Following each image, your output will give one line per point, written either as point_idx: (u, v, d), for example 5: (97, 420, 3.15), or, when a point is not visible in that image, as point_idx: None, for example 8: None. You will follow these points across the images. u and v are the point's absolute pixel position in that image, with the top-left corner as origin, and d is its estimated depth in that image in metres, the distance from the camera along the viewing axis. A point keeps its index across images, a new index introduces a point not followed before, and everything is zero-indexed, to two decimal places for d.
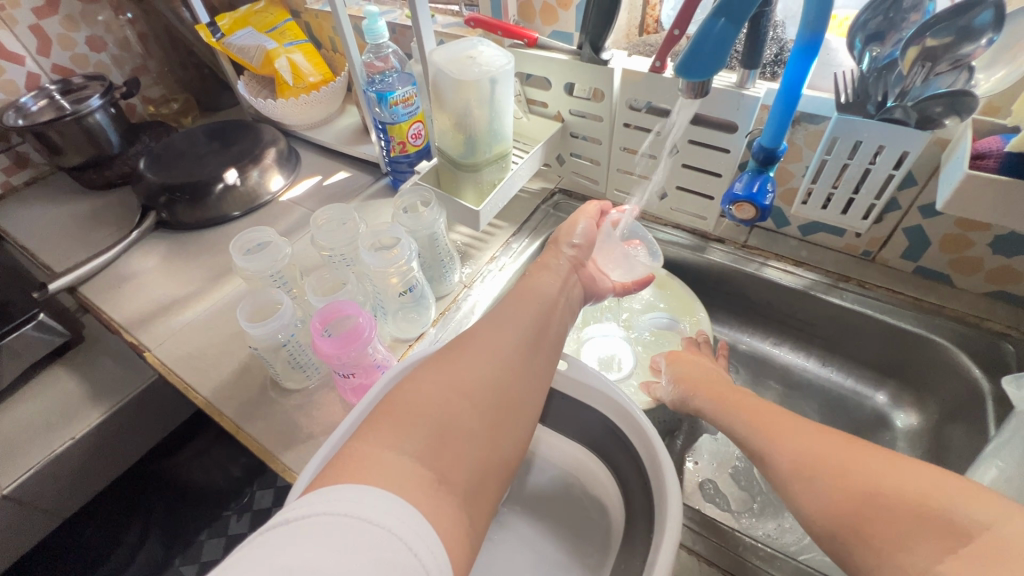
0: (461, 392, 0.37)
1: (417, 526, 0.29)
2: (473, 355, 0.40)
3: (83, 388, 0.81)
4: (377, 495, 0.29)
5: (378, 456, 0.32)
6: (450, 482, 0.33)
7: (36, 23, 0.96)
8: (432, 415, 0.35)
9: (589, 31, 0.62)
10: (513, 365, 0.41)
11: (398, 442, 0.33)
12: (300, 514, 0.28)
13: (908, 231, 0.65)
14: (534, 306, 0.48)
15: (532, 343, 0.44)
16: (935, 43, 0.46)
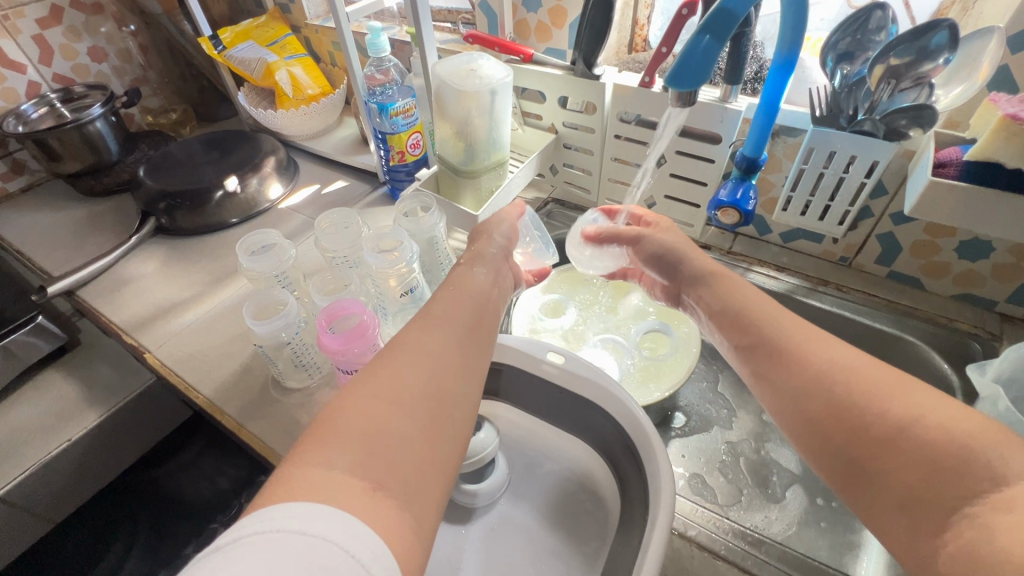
0: (389, 398, 0.36)
1: (356, 530, 0.28)
2: (402, 359, 0.39)
3: (79, 391, 0.80)
4: (308, 509, 0.28)
5: (309, 474, 0.31)
6: (391, 486, 0.32)
7: (39, 33, 0.97)
8: (364, 423, 0.34)
9: (582, 49, 0.66)
10: (445, 365, 0.40)
11: (331, 457, 0.32)
12: (231, 538, 0.27)
13: (880, 237, 0.69)
14: (466, 303, 0.46)
15: (463, 343, 0.42)
16: (898, 62, 0.51)
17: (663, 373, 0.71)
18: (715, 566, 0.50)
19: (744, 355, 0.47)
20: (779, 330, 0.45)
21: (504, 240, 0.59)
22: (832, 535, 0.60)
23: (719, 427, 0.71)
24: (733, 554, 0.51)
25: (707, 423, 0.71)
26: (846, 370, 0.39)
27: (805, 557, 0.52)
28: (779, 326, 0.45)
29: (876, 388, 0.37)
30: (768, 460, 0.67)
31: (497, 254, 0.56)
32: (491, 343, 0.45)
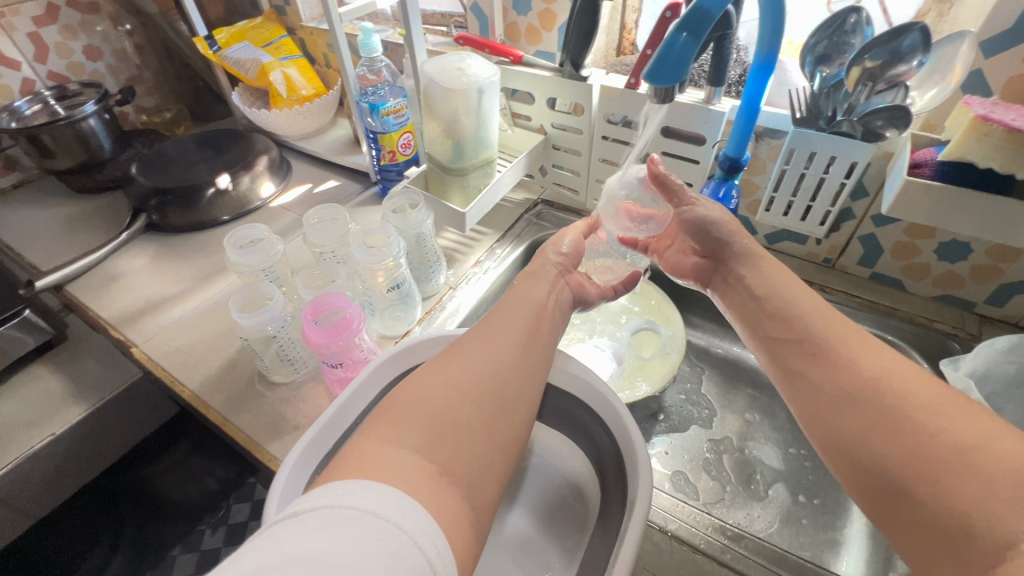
0: (460, 390, 0.37)
1: (423, 519, 0.28)
2: (472, 356, 0.41)
3: (65, 385, 0.80)
4: (382, 488, 0.29)
5: (380, 451, 0.32)
6: (454, 473, 0.33)
7: (34, 31, 0.98)
8: (432, 410, 0.35)
9: (570, 50, 0.67)
10: (510, 363, 0.41)
11: (400, 437, 0.33)
12: (311, 506, 0.27)
13: (862, 239, 0.70)
14: (529, 307, 0.48)
15: (528, 344, 0.44)
16: (873, 64, 0.52)
17: (649, 372, 0.72)
18: (695, 560, 0.51)
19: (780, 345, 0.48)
20: (821, 332, 0.46)
21: (558, 258, 0.59)
22: (814, 533, 0.60)
23: (703, 425, 0.71)
24: (712, 548, 0.51)
25: (692, 421, 0.72)
26: (881, 373, 0.40)
27: (784, 552, 0.52)
28: (818, 327, 0.46)
29: (904, 395, 0.38)
30: (751, 459, 0.67)
31: (551, 272, 0.56)
32: (549, 347, 0.46)
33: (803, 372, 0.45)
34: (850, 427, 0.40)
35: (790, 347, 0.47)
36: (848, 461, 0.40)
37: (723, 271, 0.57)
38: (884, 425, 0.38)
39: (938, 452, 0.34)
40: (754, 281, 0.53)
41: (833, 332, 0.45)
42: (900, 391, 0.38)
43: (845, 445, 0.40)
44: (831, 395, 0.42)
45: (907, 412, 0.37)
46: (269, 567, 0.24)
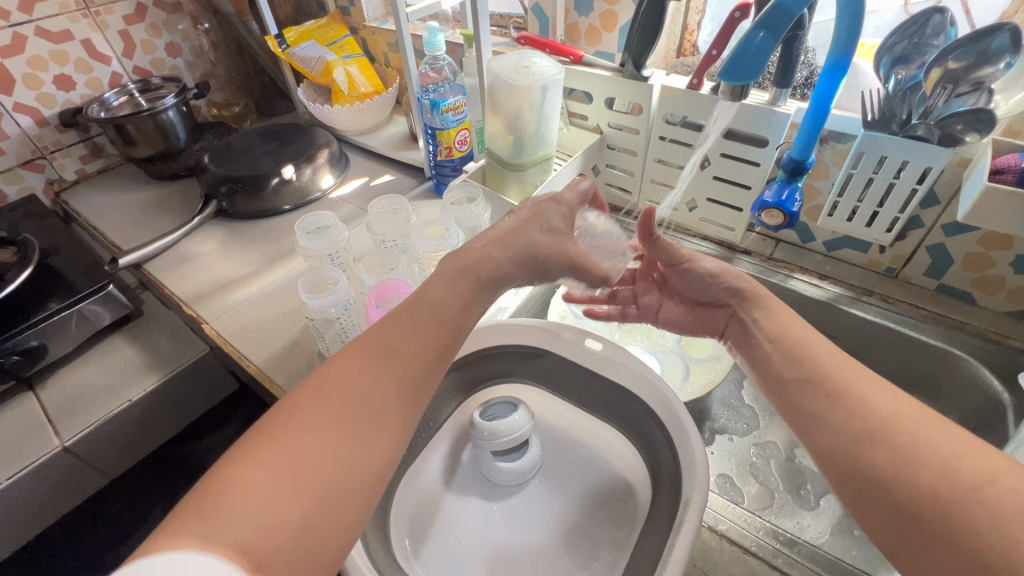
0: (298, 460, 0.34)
1: None
2: (318, 422, 0.36)
3: (140, 357, 0.86)
4: (196, 560, 0.28)
5: (196, 534, 0.29)
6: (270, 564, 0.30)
7: (124, 29, 1.06)
8: (264, 498, 0.31)
9: (632, 50, 0.68)
10: (364, 436, 0.37)
11: (215, 529, 0.30)
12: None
13: (930, 248, 0.68)
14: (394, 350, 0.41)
15: (400, 400, 0.39)
16: (956, 65, 0.50)
17: (698, 377, 0.70)
18: (745, 562, 0.51)
19: (778, 378, 0.47)
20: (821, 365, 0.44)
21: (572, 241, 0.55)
22: (868, 549, 0.58)
23: (753, 430, 0.70)
24: (764, 551, 0.51)
25: (740, 424, 0.71)
26: (876, 409, 0.39)
27: (839, 561, 0.51)
28: (818, 360, 0.45)
29: (905, 430, 0.37)
30: (802, 468, 0.66)
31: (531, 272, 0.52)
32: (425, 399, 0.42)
33: (789, 379, 0.46)
34: (839, 439, 0.40)
35: (777, 353, 0.48)
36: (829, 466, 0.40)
37: (738, 313, 0.55)
38: (867, 445, 0.38)
39: (925, 466, 0.35)
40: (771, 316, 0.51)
41: (827, 351, 0.46)
42: (885, 410, 0.39)
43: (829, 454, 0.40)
44: (818, 412, 0.42)
45: (890, 431, 0.37)
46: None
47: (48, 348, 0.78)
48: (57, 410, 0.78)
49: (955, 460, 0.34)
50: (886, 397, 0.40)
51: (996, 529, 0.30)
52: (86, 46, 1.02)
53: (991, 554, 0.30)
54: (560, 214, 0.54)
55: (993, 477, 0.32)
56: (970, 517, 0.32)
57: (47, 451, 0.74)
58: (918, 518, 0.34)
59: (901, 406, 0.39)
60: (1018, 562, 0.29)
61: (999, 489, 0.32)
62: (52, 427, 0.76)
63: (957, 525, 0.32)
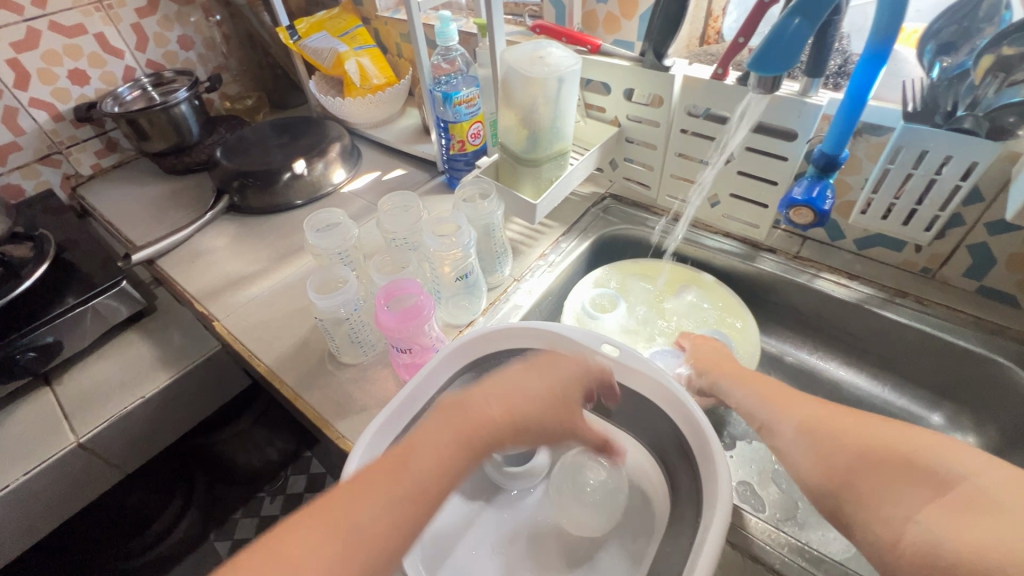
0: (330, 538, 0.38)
1: None
2: (305, 531, 0.38)
3: (154, 353, 0.86)
4: None
5: None
6: None
7: (137, 22, 1.05)
8: None
9: (653, 39, 0.65)
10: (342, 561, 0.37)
11: None
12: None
13: (971, 248, 0.64)
14: (435, 464, 0.42)
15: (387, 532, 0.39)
16: (1011, 51, 0.46)
17: None
18: None
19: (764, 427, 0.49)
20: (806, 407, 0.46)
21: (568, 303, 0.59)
22: None
23: None
24: (788, 568, 0.49)
25: None
26: (872, 436, 0.40)
27: None
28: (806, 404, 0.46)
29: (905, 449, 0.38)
30: None
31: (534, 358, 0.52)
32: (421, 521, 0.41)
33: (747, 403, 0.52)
34: (781, 444, 0.46)
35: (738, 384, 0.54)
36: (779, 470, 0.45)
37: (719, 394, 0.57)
38: (798, 443, 0.44)
39: (837, 448, 0.41)
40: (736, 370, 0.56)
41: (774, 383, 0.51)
42: (811, 413, 0.45)
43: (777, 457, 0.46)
44: (767, 424, 0.48)
45: (817, 428, 0.43)
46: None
47: (64, 344, 0.79)
48: (73, 405, 0.79)
49: (863, 437, 0.40)
50: (810, 404, 0.46)
51: (889, 499, 0.36)
52: (99, 40, 1.02)
53: (885, 514, 0.36)
54: (558, 404, 0.49)
55: (888, 446, 0.38)
56: (870, 485, 0.38)
57: (62, 446, 0.74)
58: (840, 500, 0.39)
59: (895, 430, 0.39)
60: (906, 515, 0.35)
61: (888, 454, 0.38)
62: (67, 423, 0.77)
63: (862, 493, 0.38)
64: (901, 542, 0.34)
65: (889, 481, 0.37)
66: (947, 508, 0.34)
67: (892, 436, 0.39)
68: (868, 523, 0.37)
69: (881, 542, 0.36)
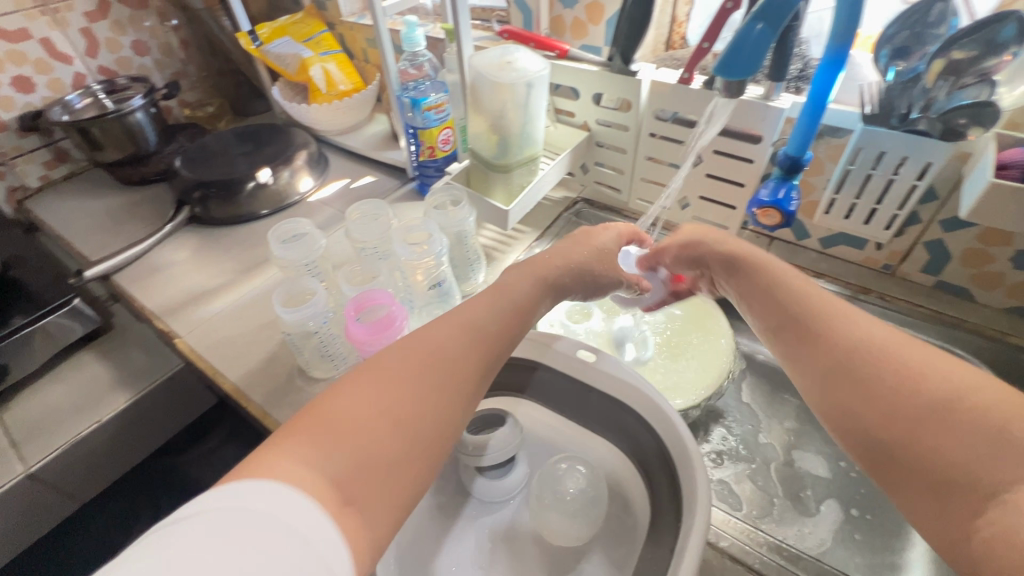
0: (340, 472, 0.32)
1: (312, 520, 0.28)
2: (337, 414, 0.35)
3: (111, 373, 0.82)
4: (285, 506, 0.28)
5: (278, 468, 0.30)
6: (355, 505, 0.31)
7: (86, 26, 1.00)
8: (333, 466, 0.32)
9: (620, 44, 0.65)
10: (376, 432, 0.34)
11: (291, 481, 0.30)
12: (190, 511, 0.26)
13: (928, 245, 0.66)
14: (436, 392, 0.38)
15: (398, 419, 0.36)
16: (960, 56, 0.48)
17: (697, 377, 0.68)
18: None
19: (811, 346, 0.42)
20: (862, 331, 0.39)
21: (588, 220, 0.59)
22: (873, 558, 0.56)
23: (751, 432, 0.67)
24: (766, 568, 0.49)
25: (736, 425, 0.68)
26: (941, 381, 0.33)
27: None
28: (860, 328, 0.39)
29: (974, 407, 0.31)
30: (802, 473, 0.63)
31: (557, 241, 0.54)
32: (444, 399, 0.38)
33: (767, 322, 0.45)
34: (812, 375, 0.40)
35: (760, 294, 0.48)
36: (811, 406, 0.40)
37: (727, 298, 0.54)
38: (835, 380, 0.38)
39: (896, 388, 0.35)
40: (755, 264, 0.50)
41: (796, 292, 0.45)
42: (858, 338, 0.39)
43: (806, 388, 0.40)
44: (795, 351, 0.42)
45: (864, 359, 0.37)
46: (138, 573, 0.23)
47: (10, 368, 0.74)
48: (21, 433, 0.74)
49: (927, 382, 0.33)
50: (869, 325, 0.39)
51: (966, 463, 0.30)
52: (45, 46, 0.97)
53: (966, 481, 0.30)
54: (596, 263, 0.55)
55: (959, 391, 0.32)
56: (946, 445, 0.31)
57: (10, 477, 0.70)
58: (892, 449, 0.33)
59: (973, 379, 0.33)
60: (995, 488, 0.28)
61: (962, 408, 0.31)
62: (15, 451, 0.72)
63: (935, 448, 0.31)
64: (984, 518, 0.28)
65: (974, 447, 0.30)
66: None
67: (965, 386, 0.32)
68: (936, 491, 0.31)
69: (942, 512, 0.30)
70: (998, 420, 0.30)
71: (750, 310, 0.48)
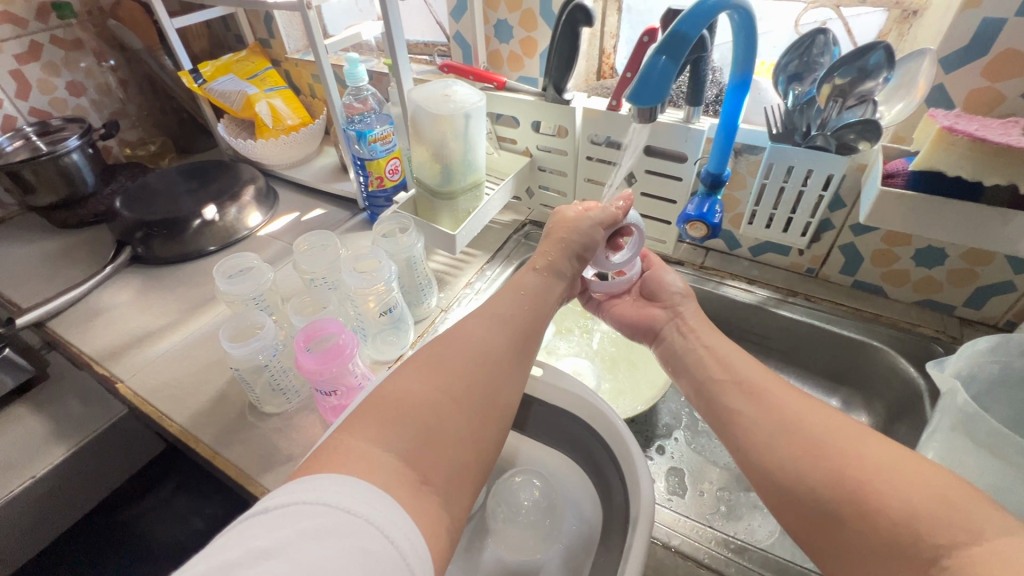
0: (412, 460, 0.33)
1: (394, 513, 0.29)
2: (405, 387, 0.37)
3: (45, 426, 0.77)
4: (361, 491, 0.29)
5: (360, 450, 0.32)
6: (434, 482, 0.33)
7: (16, 68, 0.98)
8: (419, 422, 0.35)
9: (552, 75, 0.69)
10: (445, 403, 0.37)
11: (387, 440, 0.34)
12: (281, 503, 0.28)
13: (843, 248, 0.73)
14: (492, 375, 0.41)
15: (460, 392, 0.38)
16: (842, 81, 0.55)
17: (639, 390, 0.72)
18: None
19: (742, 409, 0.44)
20: (792, 403, 0.42)
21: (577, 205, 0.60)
22: None
23: (702, 433, 0.69)
24: (716, 561, 0.51)
25: (686, 430, 0.70)
26: (862, 456, 0.36)
27: (789, 563, 0.52)
28: (790, 400, 0.42)
29: (887, 479, 0.34)
30: None
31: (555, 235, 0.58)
32: (502, 370, 0.42)
33: (715, 380, 0.48)
34: (756, 438, 0.42)
35: (708, 357, 0.50)
36: (751, 474, 0.41)
37: (677, 319, 0.58)
38: (788, 443, 0.39)
39: (832, 464, 0.36)
40: (700, 328, 0.55)
41: (741, 359, 0.49)
42: (788, 412, 0.41)
43: (747, 455, 0.42)
44: (738, 411, 0.44)
45: (804, 428, 0.39)
46: (226, 565, 0.25)
47: None
48: None
49: (862, 454, 0.36)
50: (794, 399, 0.42)
51: (906, 522, 0.32)
52: None
53: (910, 545, 0.31)
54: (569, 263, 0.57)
55: (879, 463, 0.35)
56: (885, 509, 0.33)
57: None
58: (837, 515, 0.35)
59: (888, 451, 0.35)
60: (934, 555, 0.30)
61: (900, 477, 0.33)
62: None
63: (876, 515, 0.33)
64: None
65: (912, 509, 0.32)
66: (972, 551, 0.29)
67: (892, 460, 0.35)
68: (881, 557, 0.32)
69: None
70: (922, 486, 0.33)
71: (692, 369, 0.51)
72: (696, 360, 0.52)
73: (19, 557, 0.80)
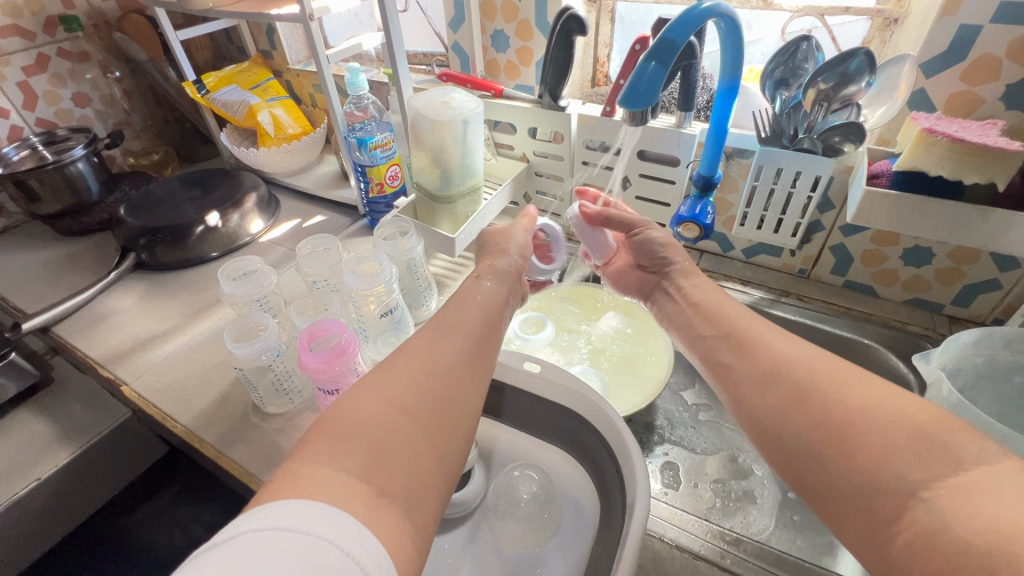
0: (363, 475, 0.34)
1: (349, 528, 0.30)
2: (359, 399, 0.38)
3: (51, 429, 0.78)
4: (316, 510, 0.30)
5: (313, 472, 0.33)
6: (392, 493, 0.34)
7: (24, 80, 1.00)
8: (372, 435, 0.36)
9: (548, 82, 0.72)
10: (398, 415, 0.38)
11: (339, 460, 0.34)
12: (227, 534, 0.29)
13: (833, 249, 0.74)
14: (450, 388, 0.42)
15: (422, 405, 0.39)
16: (826, 86, 0.56)
17: (640, 388, 0.72)
18: (697, 568, 0.51)
19: (725, 369, 0.46)
20: (786, 348, 0.43)
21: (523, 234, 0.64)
22: (813, 539, 0.59)
23: (701, 431, 0.70)
24: (713, 553, 0.52)
25: (684, 428, 0.71)
26: (845, 399, 0.37)
27: (785, 554, 0.53)
28: (787, 344, 0.43)
29: (864, 421, 0.35)
30: (745, 468, 0.66)
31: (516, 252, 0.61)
32: (460, 384, 0.42)
33: (706, 337, 0.49)
34: (746, 387, 0.43)
35: (696, 317, 0.52)
36: (742, 418, 0.43)
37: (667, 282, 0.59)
38: (777, 387, 0.41)
39: (819, 408, 0.38)
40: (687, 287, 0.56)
41: (729, 313, 0.50)
42: (782, 357, 0.42)
43: (739, 404, 0.44)
44: (729, 364, 0.46)
45: (790, 375, 0.41)
46: None
47: None
48: None
49: (846, 395, 0.37)
50: (787, 344, 0.43)
51: (885, 461, 0.33)
52: None
53: (888, 483, 0.32)
54: None
55: (859, 404, 0.36)
56: (867, 448, 0.34)
57: None
58: (819, 455, 0.36)
59: (870, 392, 0.37)
60: (913, 487, 0.32)
61: (878, 417, 0.35)
62: None
63: (856, 454, 0.34)
64: (908, 518, 0.31)
65: (894, 449, 0.33)
66: (952, 491, 0.30)
67: (875, 400, 0.36)
68: (859, 495, 0.34)
69: (876, 514, 0.33)
70: (897, 421, 0.34)
71: (687, 325, 0.53)
72: (684, 317, 0.54)
73: (20, 561, 0.80)
